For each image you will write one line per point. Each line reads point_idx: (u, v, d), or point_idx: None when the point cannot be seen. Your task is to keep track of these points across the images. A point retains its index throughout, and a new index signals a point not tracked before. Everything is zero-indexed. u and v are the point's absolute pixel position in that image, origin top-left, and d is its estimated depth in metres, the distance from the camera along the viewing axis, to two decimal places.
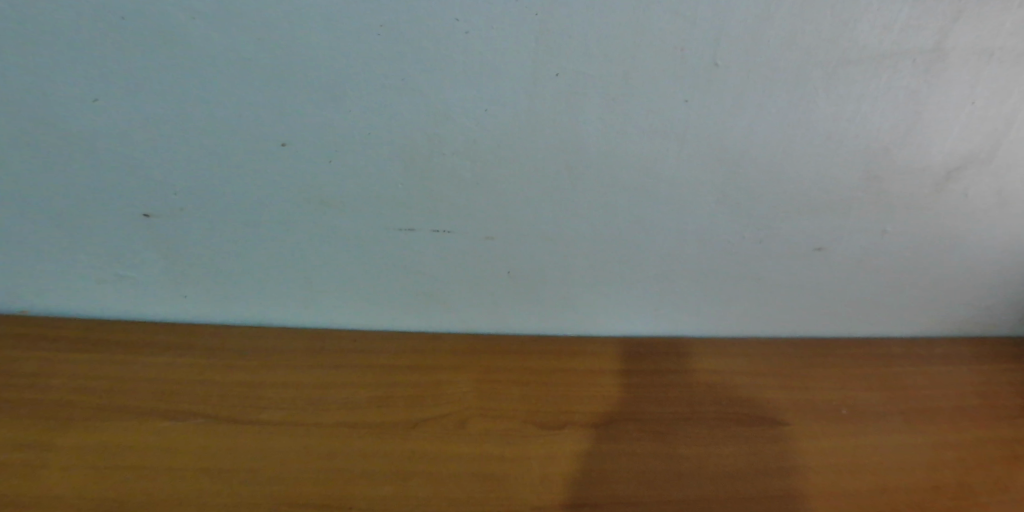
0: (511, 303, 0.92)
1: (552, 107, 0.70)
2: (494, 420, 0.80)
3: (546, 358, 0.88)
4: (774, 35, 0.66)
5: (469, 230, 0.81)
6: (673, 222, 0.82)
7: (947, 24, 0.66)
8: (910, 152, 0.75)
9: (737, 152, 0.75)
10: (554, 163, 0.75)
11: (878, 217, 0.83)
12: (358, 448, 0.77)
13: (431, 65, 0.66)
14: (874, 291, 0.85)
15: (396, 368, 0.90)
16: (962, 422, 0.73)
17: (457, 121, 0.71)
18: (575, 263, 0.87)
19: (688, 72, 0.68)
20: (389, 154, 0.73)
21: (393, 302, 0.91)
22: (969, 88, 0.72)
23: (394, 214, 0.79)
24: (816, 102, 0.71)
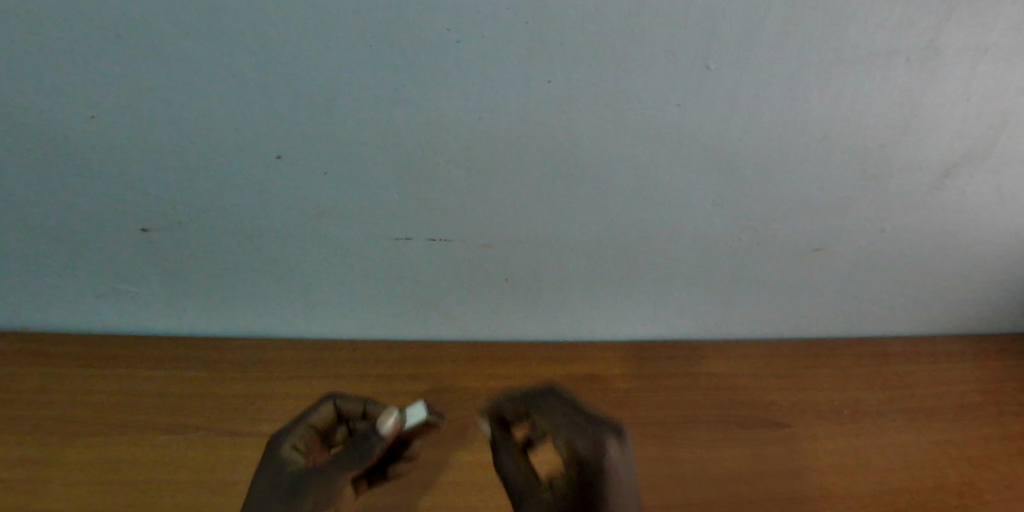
0: (269, 324, 0.74)
1: (286, 109, 0.53)
2: (233, 425, 0.69)
3: (308, 358, 0.75)
4: (551, 75, 0.52)
5: (193, 247, 0.64)
6: (463, 267, 0.67)
7: (755, 80, 0.54)
8: (698, 221, 0.65)
9: (543, 180, 0.59)
10: (300, 173, 0.58)
11: (697, 267, 0.70)
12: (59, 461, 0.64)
13: (116, 35, 0.48)
14: (679, 320, 0.78)
15: (115, 362, 0.72)
16: (729, 418, 0.74)
17: (163, 109, 0.53)
18: (343, 290, 0.69)
19: (461, 83, 0.52)
20: (71, 137, 0.54)
21: (111, 312, 0.72)
22: (777, 149, 0.59)
23: (90, 209, 0.60)
24: (601, 143, 0.57)
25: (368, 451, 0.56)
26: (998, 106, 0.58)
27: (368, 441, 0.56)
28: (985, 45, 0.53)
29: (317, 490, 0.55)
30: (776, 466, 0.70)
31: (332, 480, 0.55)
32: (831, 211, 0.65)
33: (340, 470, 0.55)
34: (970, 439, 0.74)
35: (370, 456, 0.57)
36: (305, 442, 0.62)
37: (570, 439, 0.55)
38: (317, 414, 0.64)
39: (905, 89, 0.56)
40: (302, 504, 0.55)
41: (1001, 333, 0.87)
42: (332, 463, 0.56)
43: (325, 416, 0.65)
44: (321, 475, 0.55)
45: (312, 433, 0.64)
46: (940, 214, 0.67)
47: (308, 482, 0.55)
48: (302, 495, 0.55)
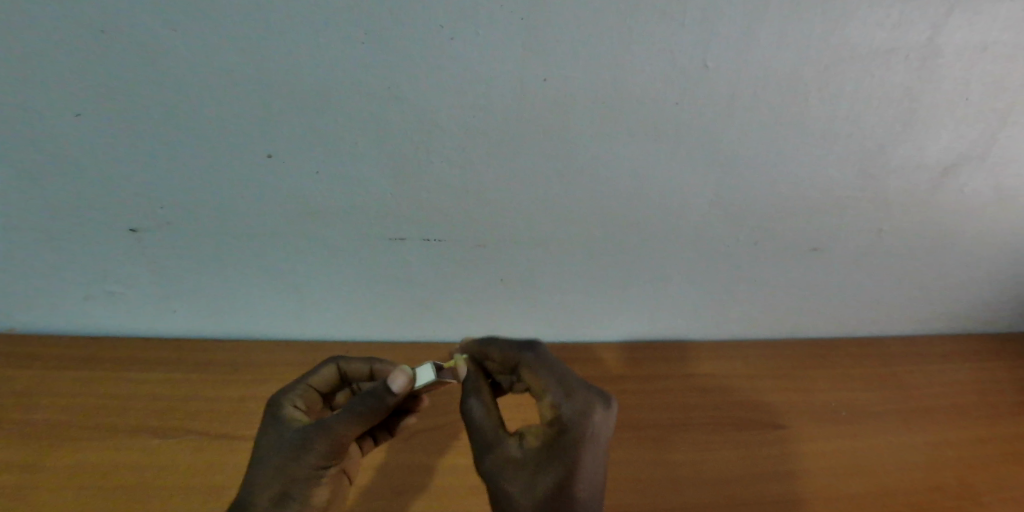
0: (261, 325, 0.73)
1: (276, 107, 0.52)
2: (227, 427, 0.68)
3: (301, 359, 0.74)
4: (546, 73, 0.51)
5: (182, 247, 0.63)
6: (457, 268, 0.66)
7: (753, 78, 0.53)
8: (696, 221, 0.64)
9: (539, 179, 0.58)
10: (290, 171, 0.57)
11: (694, 267, 0.69)
12: (51, 463, 0.63)
13: (102, 30, 0.48)
14: (677, 320, 0.77)
15: (105, 364, 0.71)
16: (726, 419, 0.73)
17: (151, 106, 0.52)
18: (336, 291, 0.69)
19: (454, 80, 0.51)
20: (58, 134, 0.54)
21: (100, 313, 0.70)
22: (775, 148, 0.58)
23: (77, 209, 0.59)
24: (598, 142, 0.56)
25: (378, 407, 0.53)
26: (998, 105, 0.57)
27: (379, 397, 0.53)
28: (984, 43, 0.53)
29: (326, 444, 0.53)
30: (771, 469, 0.69)
31: (340, 432, 0.53)
32: (829, 210, 0.65)
33: (348, 423, 0.53)
34: (967, 440, 0.74)
35: (380, 413, 0.54)
36: (306, 397, 0.59)
37: (554, 396, 0.51)
38: (318, 375, 0.61)
39: (904, 88, 0.55)
40: (309, 459, 0.52)
41: (998, 333, 0.86)
42: (339, 418, 0.53)
43: (326, 377, 0.61)
44: (328, 430, 0.53)
45: (313, 390, 0.60)
46: (939, 213, 0.67)
47: (314, 437, 0.53)
48: (309, 449, 0.52)
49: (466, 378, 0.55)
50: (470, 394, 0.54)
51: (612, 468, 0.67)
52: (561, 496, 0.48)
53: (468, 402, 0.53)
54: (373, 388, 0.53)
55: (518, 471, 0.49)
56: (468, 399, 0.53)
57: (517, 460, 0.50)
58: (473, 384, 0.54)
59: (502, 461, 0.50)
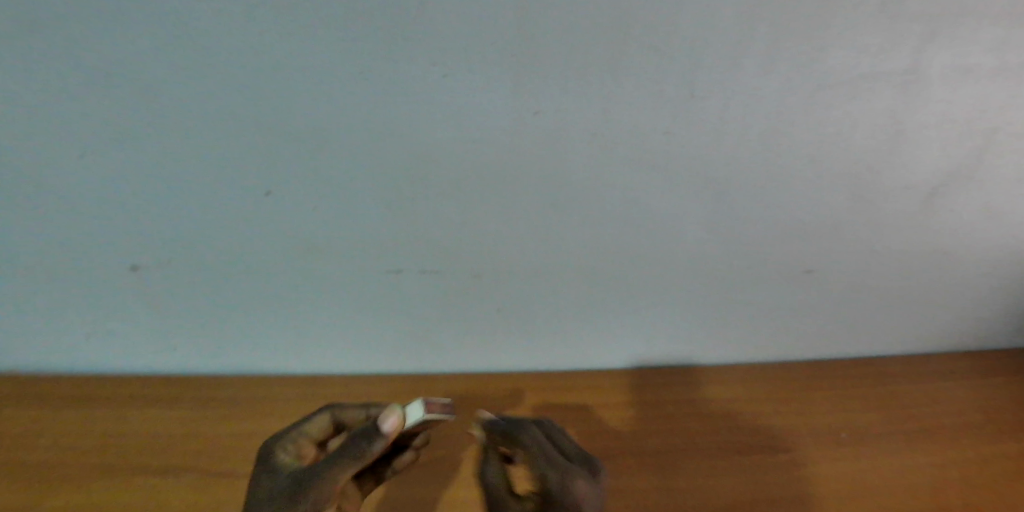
0: (259, 361, 0.73)
1: (274, 145, 0.53)
2: (226, 464, 0.67)
3: (300, 394, 0.73)
4: (540, 106, 0.52)
5: (182, 284, 0.63)
6: (456, 298, 0.67)
7: (742, 105, 0.54)
8: (691, 247, 0.65)
9: (535, 208, 0.59)
10: (289, 208, 0.57)
11: (691, 292, 0.69)
12: (46, 504, 0.62)
13: (104, 74, 0.49)
14: (676, 345, 0.77)
15: (103, 402, 0.71)
16: (730, 444, 0.73)
17: (151, 147, 0.53)
18: (335, 325, 0.69)
19: (450, 115, 0.52)
20: (60, 176, 0.54)
21: (98, 352, 0.70)
22: (767, 173, 0.59)
23: (77, 248, 0.59)
24: (592, 171, 0.57)
25: (369, 445, 0.53)
26: (982, 126, 0.59)
27: (371, 438, 0.53)
28: (964, 67, 0.54)
29: (320, 489, 0.52)
30: (778, 493, 0.68)
31: (333, 476, 0.52)
32: (822, 232, 0.65)
33: (340, 465, 0.52)
34: (972, 458, 0.73)
35: (371, 452, 0.53)
36: (302, 445, 0.58)
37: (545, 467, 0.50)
38: (313, 422, 0.60)
39: (889, 111, 0.57)
40: (304, 506, 0.51)
41: (995, 350, 0.87)
42: (331, 461, 0.52)
43: (321, 425, 0.60)
44: (321, 474, 0.52)
45: (308, 437, 0.59)
46: (931, 233, 0.68)
47: (309, 482, 0.52)
48: (304, 495, 0.52)
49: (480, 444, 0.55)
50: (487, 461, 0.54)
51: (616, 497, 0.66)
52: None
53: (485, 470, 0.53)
54: (364, 428, 0.54)
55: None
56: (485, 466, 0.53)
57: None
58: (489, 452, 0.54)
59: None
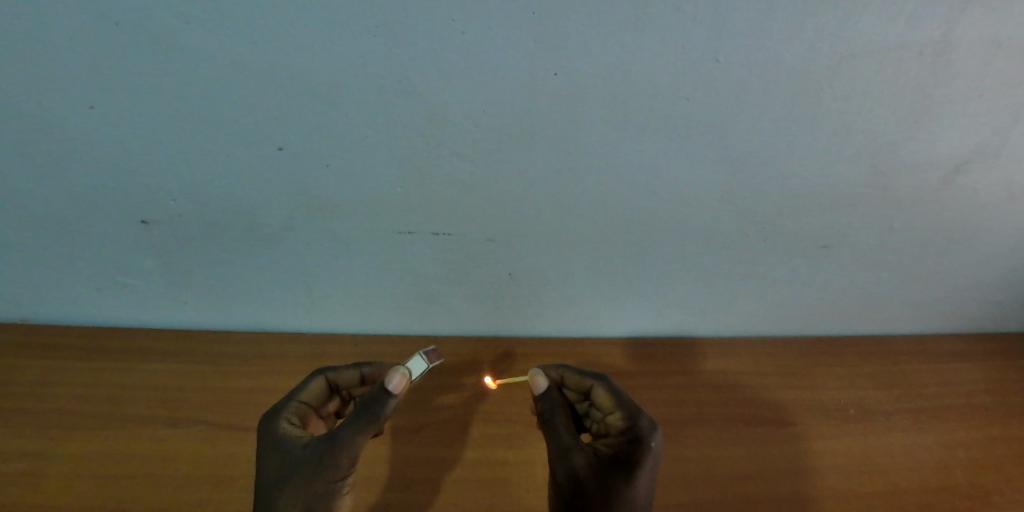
0: (270, 318, 0.74)
1: (288, 100, 0.52)
2: (237, 418, 0.68)
3: (310, 352, 0.74)
4: (557, 68, 0.51)
5: (195, 239, 0.63)
6: (466, 262, 0.67)
7: (766, 73, 0.53)
8: (706, 218, 0.64)
9: (547, 174, 0.59)
10: (301, 164, 0.57)
11: (703, 263, 0.69)
12: (65, 452, 0.64)
13: (115, 23, 0.48)
14: (684, 316, 0.77)
15: (117, 354, 0.72)
16: (734, 416, 0.73)
17: (163, 99, 0.52)
18: (346, 283, 0.69)
19: (465, 74, 0.51)
20: (73, 126, 0.54)
21: (111, 305, 0.71)
22: (785, 145, 0.58)
23: (91, 201, 0.59)
24: (609, 136, 0.56)
25: (382, 408, 0.56)
26: (1012, 102, 0.57)
27: (381, 401, 0.56)
28: (1000, 39, 0.52)
29: (342, 456, 0.55)
30: (785, 466, 0.69)
31: (351, 442, 0.55)
32: (840, 206, 0.64)
33: (358, 434, 0.55)
34: (979, 439, 0.73)
35: (384, 416, 0.56)
36: (301, 414, 0.60)
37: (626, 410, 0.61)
38: (308, 388, 0.61)
39: (918, 83, 0.55)
40: (328, 472, 0.54)
41: (1008, 331, 0.86)
42: (346, 430, 0.55)
43: (315, 391, 0.62)
44: (341, 442, 0.55)
45: (306, 405, 0.61)
46: (952, 212, 0.66)
47: (332, 450, 0.54)
48: (327, 462, 0.54)
49: (547, 394, 0.62)
50: (555, 406, 0.61)
51: None
52: (620, 498, 0.56)
53: (554, 414, 0.60)
54: (373, 393, 0.56)
55: (592, 476, 0.57)
56: (556, 413, 0.60)
57: (588, 468, 0.57)
58: (556, 398, 0.61)
59: (577, 469, 0.57)
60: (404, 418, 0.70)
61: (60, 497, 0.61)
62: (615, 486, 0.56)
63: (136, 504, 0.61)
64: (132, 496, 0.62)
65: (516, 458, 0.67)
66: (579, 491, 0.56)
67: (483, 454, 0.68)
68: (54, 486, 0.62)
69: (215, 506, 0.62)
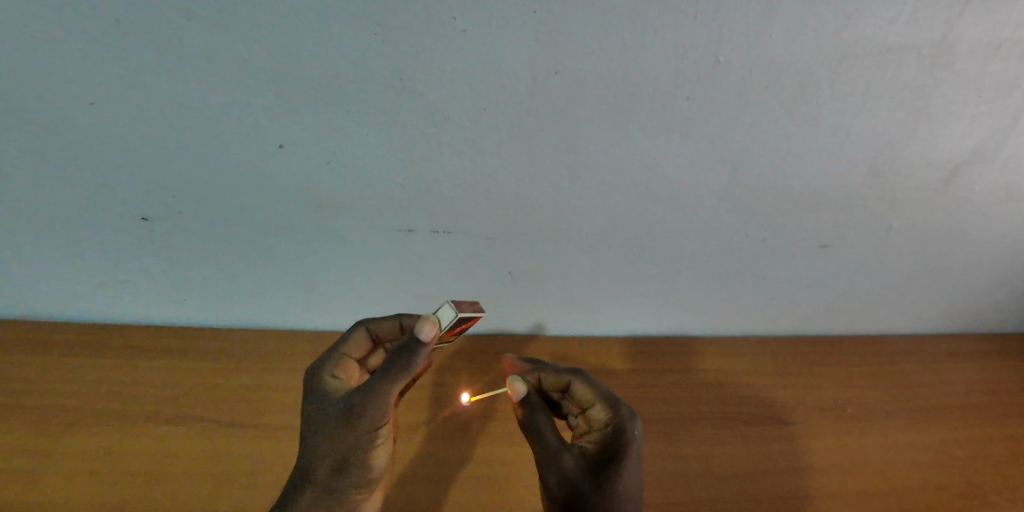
0: (269, 315, 0.74)
1: (288, 98, 0.52)
2: (237, 415, 0.68)
3: (309, 349, 0.74)
4: (557, 67, 0.51)
5: (195, 237, 0.63)
6: (465, 260, 0.67)
7: (765, 74, 0.53)
8: (705, 217, 0.64)
9: (547, 173, 0.59)
10: (301, 162, 0.57)
11: (701, 262, 0.69)
12: (64, 448, 0.64)
13: (116, 20, 0.48)
14: (683, 315, 0.77)
15: (116, 351, 0.72)
16: (733, 416, 0.73)
17: (163, 96, 0.52)
18: (345, 281, 0.69)
19: (466, 72, 0.51)
20: (73, 123, 0.54)
21: (111, 302, 0.71)
22: (784, 145, 0.58)
23: (90, 197, 0.60)
24: (609, 135, 0.56)
25: (411, 357, 0.55)
26: (1010, 104, 0.57)
27: (412, 349, 0.55)
28: (998, 40, 0.52)
29: (374, 411, 0.55)
30: (782, 465, 0.69)
31: (383, 393, 0.55)
32: (838, 206, 0.64)
33: (387, 386, 0.55)
34: (976, 439, 0.74)
35: (414, 363, 0.55)
36: (344, 368, 0.60)
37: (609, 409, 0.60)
38: (351, 341, 0.61)
39: (916, 85, 0.55)
40: (360, 426, 0.55)
41: (1005, 331, 0.86)
42: (377, 381, 0.55)
43: (360, 343, 0.61)
44: (373, 396, 0.55)
45: (350, 358, 0.61)
46: (950, 212, 0.66)
47: (364, 406, 0.55)
48: (359, 417, 0.55)
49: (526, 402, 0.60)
50: (536, 412, 0.59)
51: None
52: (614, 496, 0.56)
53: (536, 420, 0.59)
54: (405, 342, 0.55)
55: (582, 478, 0.56)
56: (538, 417, 0.59)
57: (578, 471, 0.57)
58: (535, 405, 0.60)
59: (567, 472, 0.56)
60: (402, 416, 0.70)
61: (60, 493, 0.61)
62: (606, 486, 0.56)
63: (135, 501, 0.61)
64: (131, 493, 0.62)
65: (514, 456, 0.67)
66: (572, 493, 0.56)
67: (481, 452, 0.68)
68: (53, 482, 0.62)
69: (216, 502, 0.62)
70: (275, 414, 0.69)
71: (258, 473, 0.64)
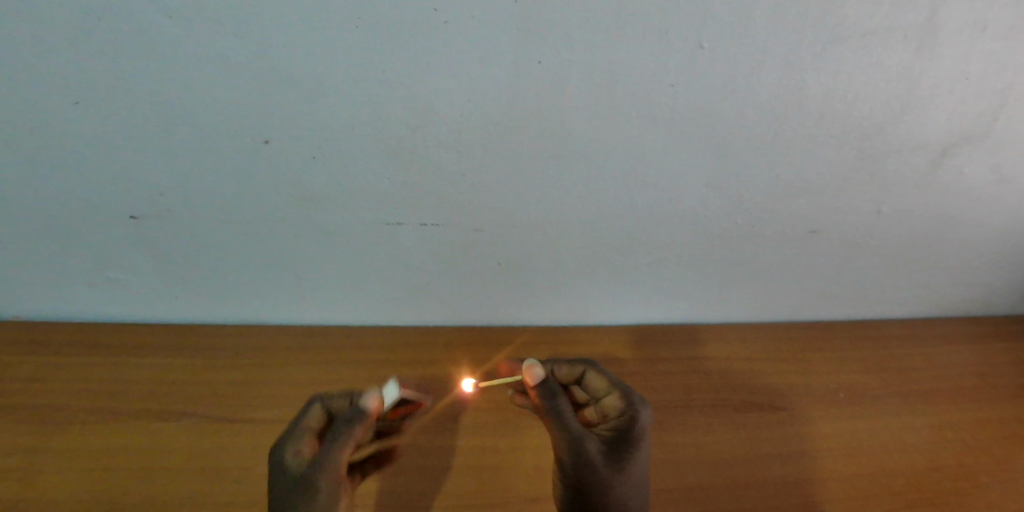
0: (261, 311, 0.74)
1: (272, 93, 0.52)
2: (227, 411, 0.68)
3: (301, 344, 0.75)
4: (541, 57, 0.51)
5: (183, 234, 0.63)
6: (455, 253, 0.67)
7: (750, 59, 0.53)
8: (695, 204, 0.64)
9: (534, 163, 0.59)
10: (288, 157, 0.57)
11: (691, 249, 0.69)
12: (55, 448, 0.64)
13: (99, 17, 0.47)
14: (675, 303, 0.77)
15: (109, 349, 0.72)
16: (725, 402, 0.73)
17: (145, 93, 0.52)
18: (335, 275, 0.69)
19: (448, 64, 0.51)
20: (55, 121, 0.53)
21: (102, 300, 0.71)
22: (771, 130, 0.58)
23: (76, 197, 0.59)
24: (596, 124, 0.56)
25: (356, 428, 0.59)
26: (998, 84, 0.57)
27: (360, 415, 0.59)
28: (984, 21, 0.52)
29: (328, 485, 0.56)
30: (775, 450, 0.70)
31: (335, 463, 0.57)
32: (827, 191, 0.64)
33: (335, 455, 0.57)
34: (967, 422, 0.74)
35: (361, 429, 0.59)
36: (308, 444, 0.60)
37: (626, 401, 0.62)
38: (309, 416, 0.62)
39: (903, 67, 0.55)
40: (319, 499, 0.56)
41: (996, 314, 0.87)
42: (329, 450, 0.57)
43: (317, 416, 0.62)
44: (324, 469, 0.56)
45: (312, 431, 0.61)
46: (939, 195, 0.67)
47: (320, 482, 0.56)
48: (315, 492, 0.56)
49: (545, 381, 0.59)
50: (558, 392, 0.59)
51: None
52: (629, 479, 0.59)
53: (559, 401, 0.59)
54: (349, 413, 0.59)
55: (602, 466, 0.59)
56: (563, 403, 0.59)
57: (597, 456, 0.59)
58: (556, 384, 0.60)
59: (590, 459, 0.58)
60: None
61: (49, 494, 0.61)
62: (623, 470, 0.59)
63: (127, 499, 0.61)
64: (122, 491, 0.62)
65: (507, 446, 0.67)
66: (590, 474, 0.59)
67: (473, 444, 0.67)
68: (45, 482, 0.62)
69: (207, 497, 0.62)
70: (268, 409, 0.69)
71: (248, 470, 0.64)
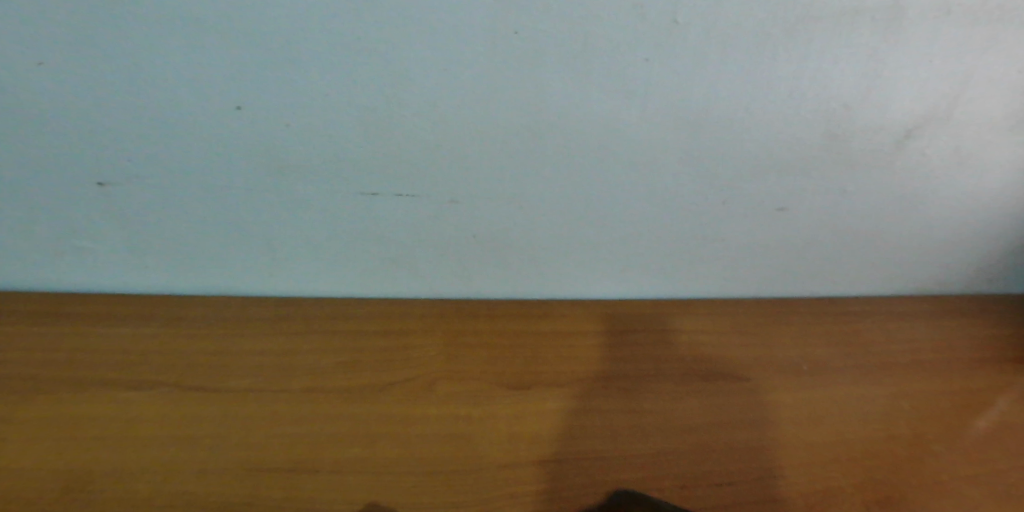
0: (235, 281, 0.74)
1: (245, 58, 0.52)
2: (194, 379, 0.68)
3: (276, 316, 0.75)
4: (518, 27, 0.51)
5: (155, 200, 0.63)
6: (430, 223, 0.67)
7: (721, 37, 0.53)
8: (666, 182, 0.65)
9: (509, 136, 0.59)
10: (258, 123, 0.56)
11: (662, 225, 0.71)
12: (10, 412, 0.62)
13: None
14: (647, 278, 0.79)
15: (82, 317, 0.72)
16: (692, 372, 0.75)
17: (116, 58, 0.52)
18: (311, 245, 0.69)
19: (425, 32, 0.51)
20: (27, 84, 0.53)
21: (76, 268, 0.71)
22: (743, 108, 0.59)
23: (47, 161, 0.59)
24: (571, 98, 0.56)
25: None
26: (959, 70, 0.59)
27: None
28: (948, 5, 0.54)
29: None
30: (738, 418, 0.71)
31: None
32: (796, 170, 0.66)
33: None
34: (922, 393, 0.77)
35: None
36: None
37: None
38: None
39: (869, 49, 0.56)
40: None
41: (952, 294, 0.91)
42: None
43: None
44: None
45: None
46: (900, 175, 0.69)
47: None
48: None
49: None
50: None
51: (582, 418, 0.68)
52: None
53: None
54: None
55: None
56: None
57: None
58: None
59: None
60: (369, 378, 0.70)
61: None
62: None
63: (79, 460, 0.59)
64: (75, 453, 0.60)
65: (479, 413, 0.67)
66: None
67: (444, 412, 0.67)
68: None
69: (167, 465, 0.59)
70: (236, 379, 0.68)
71: (210, 436, 0.62)
